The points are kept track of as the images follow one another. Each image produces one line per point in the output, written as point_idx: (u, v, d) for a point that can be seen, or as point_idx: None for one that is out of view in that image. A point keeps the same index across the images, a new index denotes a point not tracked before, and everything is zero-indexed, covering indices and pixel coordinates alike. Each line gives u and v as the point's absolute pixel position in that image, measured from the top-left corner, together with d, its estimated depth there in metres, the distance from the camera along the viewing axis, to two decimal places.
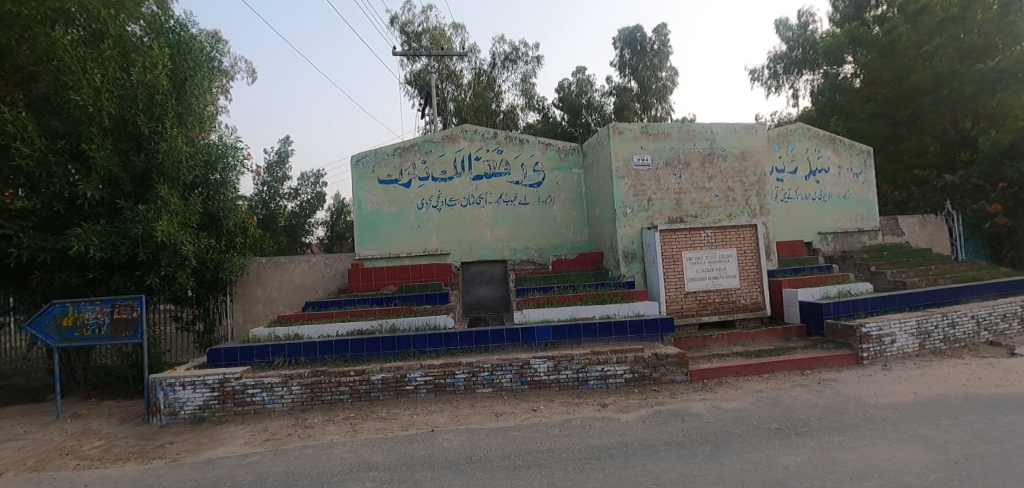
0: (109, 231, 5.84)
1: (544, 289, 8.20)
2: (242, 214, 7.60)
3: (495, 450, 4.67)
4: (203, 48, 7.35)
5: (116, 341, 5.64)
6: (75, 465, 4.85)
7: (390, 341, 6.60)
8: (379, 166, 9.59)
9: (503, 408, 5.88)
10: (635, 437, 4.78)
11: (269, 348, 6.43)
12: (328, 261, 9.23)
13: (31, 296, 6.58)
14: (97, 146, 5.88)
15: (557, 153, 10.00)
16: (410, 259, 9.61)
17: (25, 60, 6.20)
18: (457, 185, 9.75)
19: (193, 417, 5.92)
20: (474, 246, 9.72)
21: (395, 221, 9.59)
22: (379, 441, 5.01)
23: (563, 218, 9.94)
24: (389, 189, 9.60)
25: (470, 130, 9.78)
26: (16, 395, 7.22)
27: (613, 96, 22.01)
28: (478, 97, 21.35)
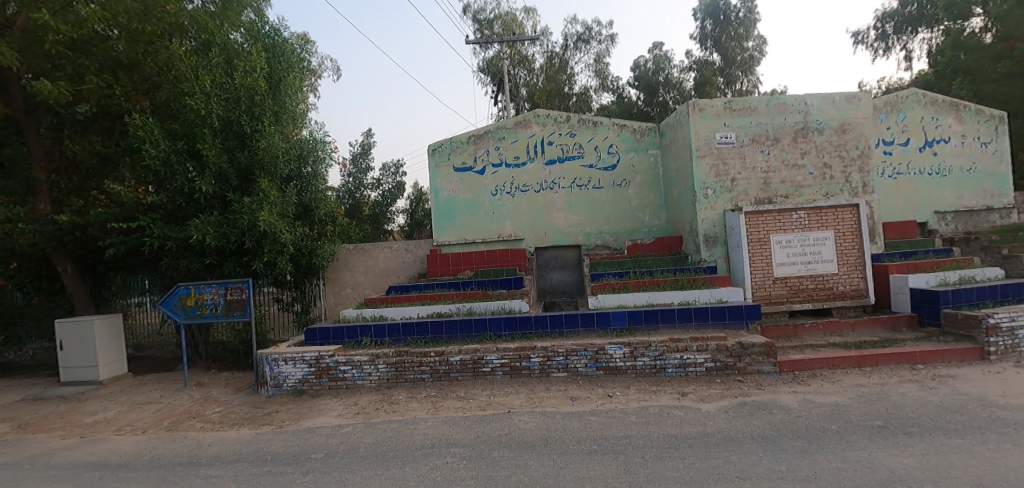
0: (221, 221, 6.37)
1: (619, 274, 8.01)
2: (332, 204, 7.87)
3: (571, 434, 4.69)
4: (294, 50, 7.70)
5: (229, 319, 6.20)
6: (200, 427, 5.60)
7: (466, 325, 6.78)
8: (455, 154, 9.83)
9: (578, 393, 5.89)
10: (717, 428, 4.59)
11: (357, 328, 6.86)
12: (408, 247, 9.61)
13: (162, 280, 7.53)
14: (209, 144, 6.39)
15: (632, 134, 9.65)
16: (485, 245, 9.81)
17: (149, 71, 7.10)
18: (530, 170, 9.78)
19: (294, 390, 6.51)
20: (548, 231, 9.73)
21: (470, 208, 9.82)
22: (458, 419, 5.25)
23: (639, 202, 9.65)
24: (464, 177, 9.83)
25: (542, 115, 9.72)
26: (153, 364, 8.34)
27: (693, 72, 21.01)
28: (551, 81, 21.19)
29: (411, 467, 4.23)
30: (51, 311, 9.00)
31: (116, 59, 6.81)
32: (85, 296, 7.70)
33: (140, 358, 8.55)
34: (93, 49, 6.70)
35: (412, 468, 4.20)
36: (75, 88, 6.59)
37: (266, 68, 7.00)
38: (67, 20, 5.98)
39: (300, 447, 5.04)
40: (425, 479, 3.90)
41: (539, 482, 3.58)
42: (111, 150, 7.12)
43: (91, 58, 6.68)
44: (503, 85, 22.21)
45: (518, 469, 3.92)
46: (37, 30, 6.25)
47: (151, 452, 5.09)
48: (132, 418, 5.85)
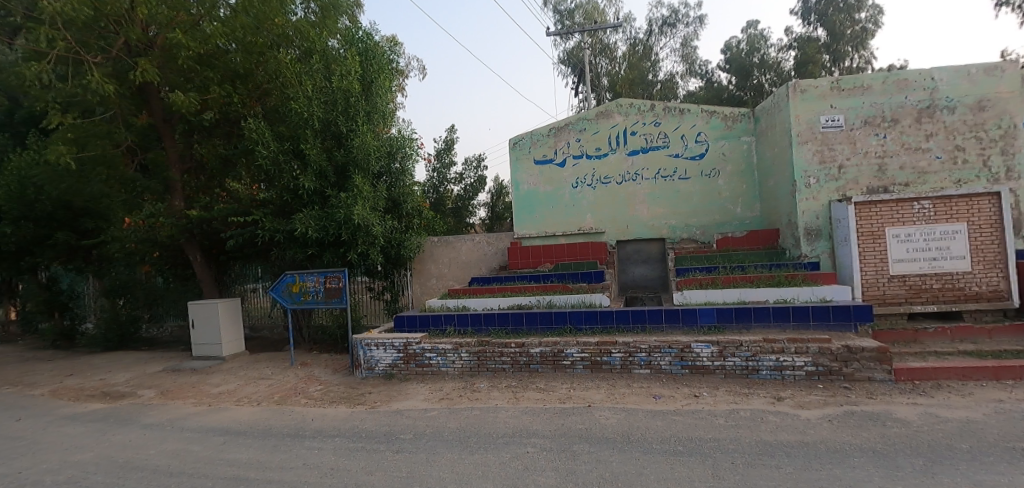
0: (321, 215, 6.85)
1: (707, 270, 7.65)
2: (419, 199, 8.12)
3: (655, 433, 4.55)
4: (384, 52, 8.06)
5: (328, 305, 6.62)
6: (304, 403, 6.15)
7: (547, 317, 6.81)
8: (535, 147, 9.92)
9: (662, 391, 5.70)
10: (818, 438, 4.21)
11: (442, 317, 7.14)
12: (489, 240, 9.70)
13: (273, 268, 8.36)
14: (311, 145, 6.91)
15: (723, 121, 9.11)
16: (565, 238, 9.76)
17: (261, 80, 7.85)
18: (612, 161, 9.59)
19: (385, 373, 6.94)
20: (630, 224, 9.51)
21: (550, 201, 9.85)
22: (538, 410, 5.31)
23: (730, 193, 9.12)
24: (544, 169, 9.87)
25: (624, 104, 9.48)
26: (265, 343, 9.31)
27: (793, 50, 19.37)
28: (633, 69, 20.75)
29: (492, 454, 4.33)
30: (184, 294, 10.35)
31: (233, 70, 7.55)
32: (210, 281, 8.72)
33: (254, 338, 9.59)
34: (215, 62, 7.49)
35: (495, 455, 4.31)
36: (202, 98, 7.44)
37: (360, 71, 7.40)
38: (195, 37, 6.80)
39: (390, 427, 5.38)
40: (506, 468, 3.97)
41: (619, 480, 3.49)
42: (230, 152, 8.00)
43: (214, 70, 7.51)
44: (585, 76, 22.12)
45: (600, 464, 3.86)
46: (173, 48, 7.14)
47: (264, 422, 5.68)
48: (249, 391, 6.56)
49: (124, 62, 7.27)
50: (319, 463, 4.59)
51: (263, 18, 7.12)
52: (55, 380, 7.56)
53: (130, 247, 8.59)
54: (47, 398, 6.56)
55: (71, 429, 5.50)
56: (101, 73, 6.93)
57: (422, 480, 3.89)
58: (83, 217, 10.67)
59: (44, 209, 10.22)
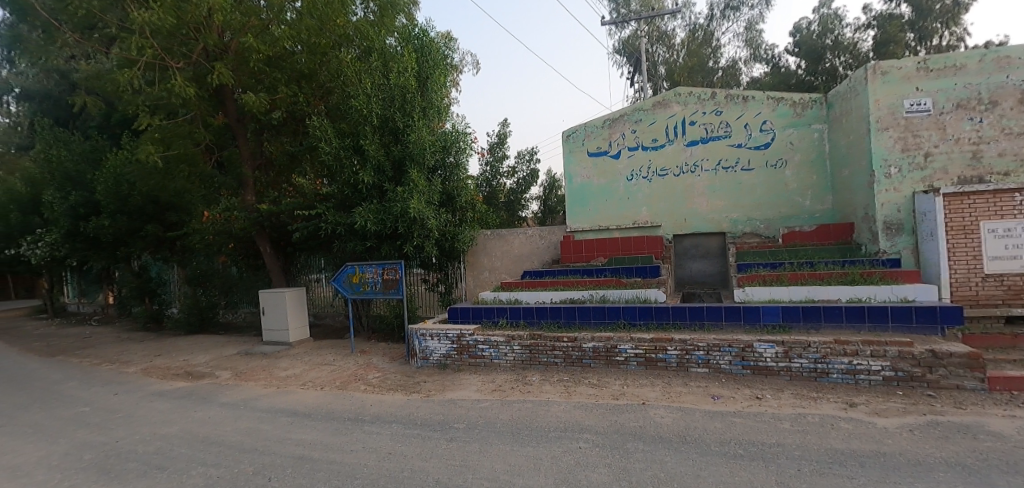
0: (379, 209, 7.07)
1: (771, 266, 7.30)
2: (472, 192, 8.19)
3: (714, 434, 4.37)
4: (439, 48, 8.18)
5: (386, 296, 6.84)
6: (363, 389, 6.40)
7: (600, 312, 6.72)
8: (589, 139, 9.86)
9: (721, 391, 5.47)
10: (896, 449, 3.86)
11: (494, 309, 7.23)
12: (542, 234, 9.56)
13: (335, 259, 8.76)
14: (370, 140, 7.15)
15: (791, 108, 8.62)
16: (619, 232, 9.63)
17: (324, 79, 8.27)
18: (669, 152, 9.32)
19: (439, 363, 7.10)
20: (687, 217, 9.22)
21: (604, 194, 9.74)
22: (590, 406, 5.25)
23: (798, 184, 8.62)
24: (598, 162, 9.79)
25: (683, 93, 9.18)
26: (327, 330, 9.78)
27: (873, 29, 17.87)
28: (693, 56, 20.09)
29: (544, 447, 4.33)
30: (255, 283, 11.07)
31: (298, 70, 8.01)
32: (279, 271, 9.27)
33: (317, 325, 10.10)
34: (283, 64, 7.95)
35: (547, 448, 4.30)
36: (271, 98, 7.96)
37: (415, 68, 7.60)
38: (264, 40, 7.25)
39: (444, 415, 5.50)
40: (559, 462, 3.95)
41: (677, 481, 3.38)
42: (296, 149, 8.52)
43: (281, 71, 7.96)
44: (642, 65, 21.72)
45: (655, 463, 3.76)
46: (245, 52, 7.58)
47: (327, 405, 5.97)
48: (313, 375, 6.92)
49: (203, 66, 7.82)
50: (377, 447, 4.77)
51: (327, 20, 7.45)
52: (145, 359, 8.33)
53: (208, 238, 9.28)
54: (139, 375, 7.24)
55: (159, 405, 6.02)
56: (184, 77, 7.51)
57: (475, 470, 3.96)
58: (169, 211, 11.65)
59: (136, 204, 11.23)
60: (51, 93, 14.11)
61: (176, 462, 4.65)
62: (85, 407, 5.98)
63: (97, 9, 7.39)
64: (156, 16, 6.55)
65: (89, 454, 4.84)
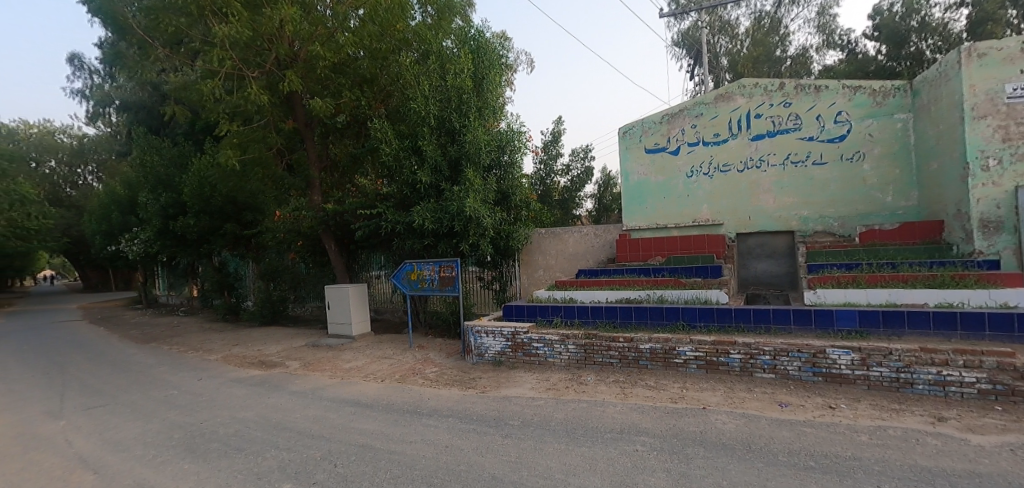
0: (436, 208, 7.25)
1: (848, 267, 6.90)
2: (527, 191, 8.23)
3: (781, 443, 4.11)
4: (494, 48, 8.32)
5: (442, 293, 6.99)
6: (422, 383, 6.59)
7: (658, 312, 6.55)
8: (647, 135, 9.76)
9: (789, 399, 5.15)
10: (994, 469, 3.41)
11: (549, 308, 7.25)
12: (597, 232, 9.49)
13: (395, 257, 9.08)
14: (428, 141, 7.36)
15: (870, 97, 8.03)
16: (678, 230, 9.46)
17: (385, 82, 8.70)
18: (732, 147, 9.05)
19: (494, 360, 7.19)
20: (752, 215, 8.91)
21: (662, 191, 9.60)
22: (648, 408, 5.12)
23: (878, 179, 8.04)
24: (656, 158, 9.68)
25: (748, 84, 8.88)
26: (387, 325, 10.16)
27: (969, 7, 16.18)
28: (759, 45, 19.18)
29: (600, 448, 4.27)
30: (320, 279, 11.70)
31: (361, 75, 8.52)
32: (343, 268, 9.75)
33: (377, 320, 10.52)
34: (346, 70, 8.51)
35: (603, 449, 4.25)
36: (336, 102, 8.58)
37: (472, 69, 7.76)
38: (329, 47, 7.75)
39: (500, 412, 5.56)
40: (619, 464, 3.86)
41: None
42: (359, 153, 9.12)
43: (346, 77, 8.52)
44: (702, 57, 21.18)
45: (716, 471, 3.60)
46: (313, 59, 8.06)
47: (387, 397, 6.19)
48: (374, 368, 7.21)
49: (275, 75, 8.34)
50: (436, 440, 4.89)
51: (387, 26, 7.90)
52: (224, 348, 9.02)
53: (280, 236, 9.93)
54: (220, 362, 7.86)
55: (237, 390, 6.48)
56: (259, 85, 8.06)
57: (531, 467, 3.97)
58: (245, 210, 12.55)
59: (217, 204, 12.19)
60: (143, 103, 15.50)
61: (252, 444, 4.98)
62: (174, 390, 6.55)
63: (185, 26, 8.05)
64: (235, 30, 7.10)
65: (178, 433, 5.28)
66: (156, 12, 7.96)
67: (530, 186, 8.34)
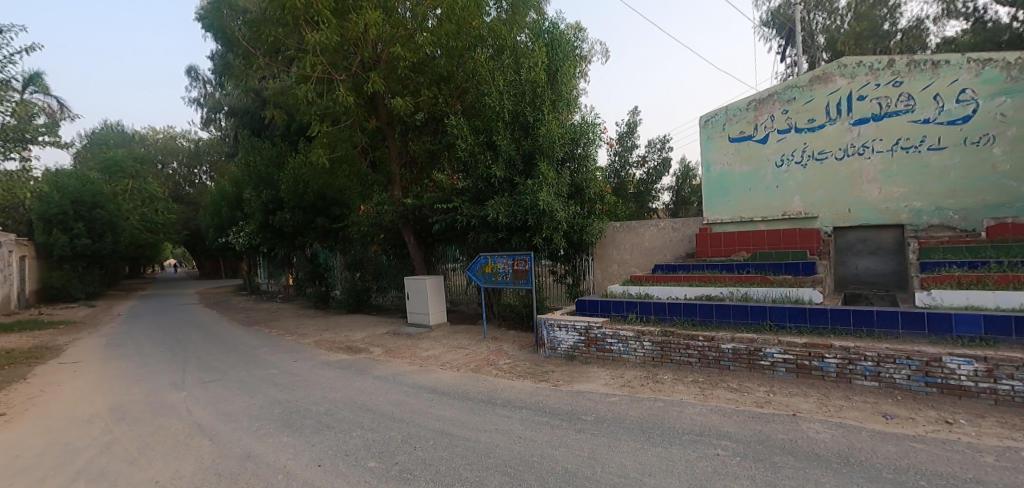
0: (510, 202, 7.33)
1: (972, 266, 6.10)
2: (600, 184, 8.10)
3: (885, 459, 3.59)
4: (569, 40, 8.31)
5: (516, 286, 7.06)
6: (496, 373, 6.73)
7: (742, 311, 6.19)
8: (730, 123, 9.33)
9: (895, 410, 4.55)
10: None
11: (623, 303, 7.12)
12: (675, 226, 9.14)
13: (470, 250, 9.35)
14: (502, 136, 7.45)
15: (1003, 71, 7.18)
16: (765, 224, 8.90)
17: (461, 79, 8.94)
18: (830, 134, 8.37)
19: (567, 354, 7.21)
20: (852, 207, 8.16)
21: (747, 183, 9.10)
22: (730, 411, 4.83)
23: (1011, 165, 7.15)
24: (742, 147, 9.21)
25: (849, 63, 8.18)
26: (461, 316, 10.51)
27: None
28: (862, 19, 17.37)
29: (678, 449, 4.09)
30: (399, 270, 12.32)
31: (439, 73, 8.84)
32: (420, 260, 10.21)
33: (452, 311, 10.91)
34: (425, 69, 8.83)
35: (681, 451, 4.06)
36: (415, 101, 8.89)
37: (546, 62, 7.77)
38: (410, 48, 8.17)
39: (573, 406, 5.53)
40: (702, 467, 3.68)
41: None
42: (435, 148, 9.41)
43: (424, 75, 8.87)
44: (796, 35, 19.54)
45: (809, 482, 3.27)
46: (394, 60, 8.42)
47: (463, 385, 6.38)
48: (450, 357, 7.47)
49: (359, 77, 8.84)
50: (510, 430, 4.94)
51: (463, 24, 8.28)
52: (315, 332, 9.81)
53: (364, 229, 10.60)
54: (313, 346, 8.55)
55: (328, 373, 7.00)
56: (346, 88, 8.59)
57: (605, 464, 3.89)
58: (333, 205, 13.55)
59: (308, 199, 13.24)
60: (247, 108, 16.98)
61: (341, 423, 5.34)
62: (274, 369, 7.20)
63: (282, 36, 8.75)
64: (325, 36, 7.70)
65: (277, 409, 5.78)
66: (258, 25, 8.77)
67: (604, 179, 8.21)
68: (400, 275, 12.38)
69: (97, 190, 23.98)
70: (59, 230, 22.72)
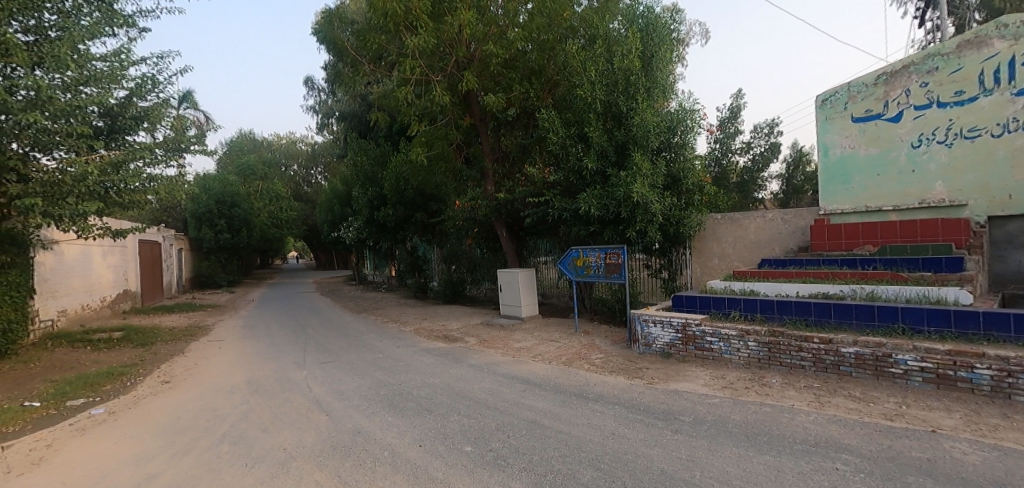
0: (602, 194, 7.21)
1: None
2: (699, 173, 7.68)
3: None
4: (665, 23, 8.02)
5: (608, 280, 6.93)
6: (588, 367, 6.70)
7: (867, 311, 5.50)
8: (854, 101, 8.44)
9: None
10: None
11: (725, 300, 6.76)
12: (786, 217, 8.44)
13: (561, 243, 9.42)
14: (594, 127, 7.34)
15: None
16: (897, 214, 7.92)
17: (553, 72, 9.05)
18: (984, 106, 7.18)
19: (662, 352, 6.99)
20: (1015, 192, 6.95)
21: (875, 167, 8.16)
22: (852, 422, 4.26)
23: None
24: (867, 128, 8.29)
25: (1012, 22, 7.01)
26: (553, 309, 10.63)
27: None
28: None
29: (788, 459, 3.72)
30: (491, 263, 12.76)
31: (530, 67, 9.06)
32: (513, 254, 10.47)
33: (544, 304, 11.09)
34: (516, 64, 9.08)
35: (792, 462, 3.67)
36: (507, 96, 9.13)
37: (641, 47, 7.56)
38: (501, 44, 8.50)
39: (668, 405, 5.32)
40: (820, 476, 3.34)
41: None
42: (528, 142, 9.61)
43: (515, 70, 9.08)
44: None
45: None
46: (487, 58, 8.83)
47: (555, 378, 6.42)
48: (541, 349, 7.58)
49: (454, 76, 9.22)
50: (602, 425, 4.87)
51: (554, 16, 8.53)
52: (416, 320, 10.52)
53: (459, 224, 11.09)
54: (415, 333, 9.17)
55: (427, 359, 7.43)
56: (442, 88, 9.04)
57: (705, 468, 3.66)
58: (431, 201, 14.42)
59: (409, 196, 14.22)
60: (356, 113, 18.48)
61: (439, 407, 5.61)
62: (380, 354, 7.79)
63: (385, 42, 9.41)
64: (423, 39, 8.21)
65: (383, 390, 6.24)
66: (364, 34, 9.51)
67: (703, 168, 7.77)
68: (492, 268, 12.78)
69: (234, 191, 27.05)
70: (206, 227, 26.17)
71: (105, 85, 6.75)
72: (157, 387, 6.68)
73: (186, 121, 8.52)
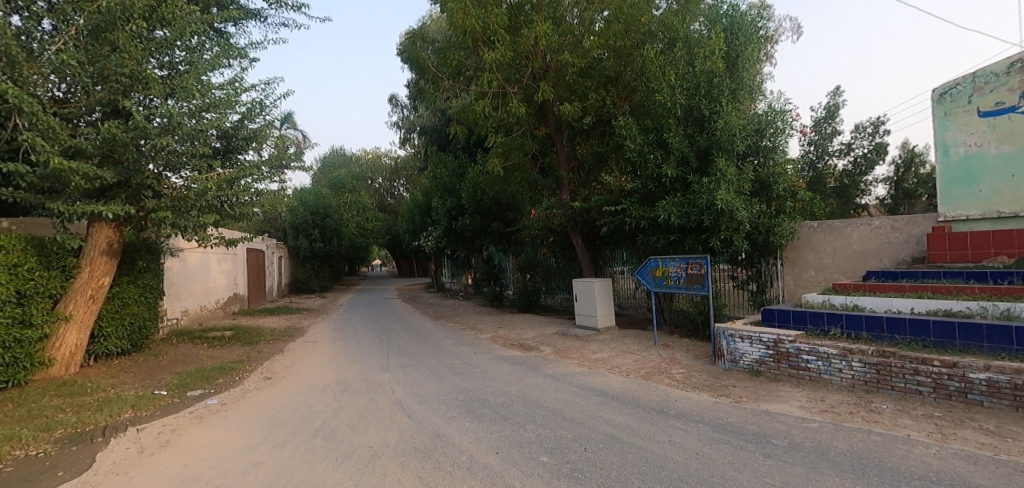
0: (683, 201, 7.00)
1: None
2: (791, 178, 7.19)
3: None
4: (752, 20, 7.65)
5: (690, 291, 6.65)
6: (668, 382, 6.45)
7: (1002, 332, 4.75)
8: (980, 93, 7.54)
9: None
10: None
11: (824, 315, 6.28)
12: (895, 225, 7.68)
13: (638, 253, 9.23)
14: (674, 132, 7.14)
15: None
16: None
17: (630, 78, 8.98)
18: None
19: (751, 369, 6.61)
20: None
21: (1007, 167, 7.19)
22: (985, 460, 3.67)
23: None
24: (997, 123, 7.36)
25: None
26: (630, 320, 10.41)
27: None
28: None
29: None
30: (564, 272, 12.77)
31: (606, 74, 9.03)
32: (588, 262, 10.40)
33: (619, 315, 10.89)
34: (592, 72, 9.08)
35: None
36: (582, 104, 9.18)
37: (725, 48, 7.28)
38: (578, 53, 8.60)
39: (758, 426, 4.97)
40: None
41: None
42: (604, 150, 9.55)
43: (590, 78, 9.10)
44: None
45: None
46: (563, 67, 8.90)
47: (633, 392, 6.25)
48: (619, 361, 7.44)
49: (530, 87, 9.43)
50: (685, 444, 4.64)
51: (631, 22, 8.55)
52: (491, 328, 10.77)
53: (534, 233, 11.23)
54: (491, 340, 9.39)
55: (503, 367, 7.55)
56: (518, 99, 9.28)
57: None
58: (506, 210, 14.75)
59: (485, 205, 14.62)
60: (436, 127, 19.48)
61: (515, 415, 5.66)
62: (458, 360, 8.03)
63: (463, 58, 9.82)
64: (501, 53, 8.50)
65: (461, 395, 6.42)
66: (445, 52, 9.99)
67: (796, 172, 7.26)
68: (566, 277, 12.78)
69: (326, 203, 29.24)
70: (303, 237, 28.48)
71: (223, 110, 7.54)
72: (259, 382, 7.36)
73: (287, 140, 9.34)
